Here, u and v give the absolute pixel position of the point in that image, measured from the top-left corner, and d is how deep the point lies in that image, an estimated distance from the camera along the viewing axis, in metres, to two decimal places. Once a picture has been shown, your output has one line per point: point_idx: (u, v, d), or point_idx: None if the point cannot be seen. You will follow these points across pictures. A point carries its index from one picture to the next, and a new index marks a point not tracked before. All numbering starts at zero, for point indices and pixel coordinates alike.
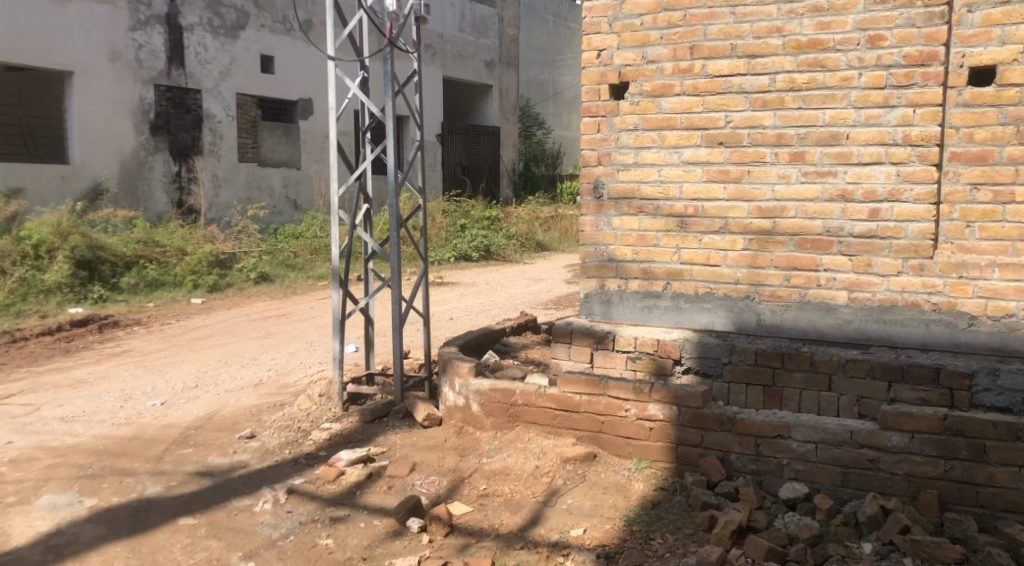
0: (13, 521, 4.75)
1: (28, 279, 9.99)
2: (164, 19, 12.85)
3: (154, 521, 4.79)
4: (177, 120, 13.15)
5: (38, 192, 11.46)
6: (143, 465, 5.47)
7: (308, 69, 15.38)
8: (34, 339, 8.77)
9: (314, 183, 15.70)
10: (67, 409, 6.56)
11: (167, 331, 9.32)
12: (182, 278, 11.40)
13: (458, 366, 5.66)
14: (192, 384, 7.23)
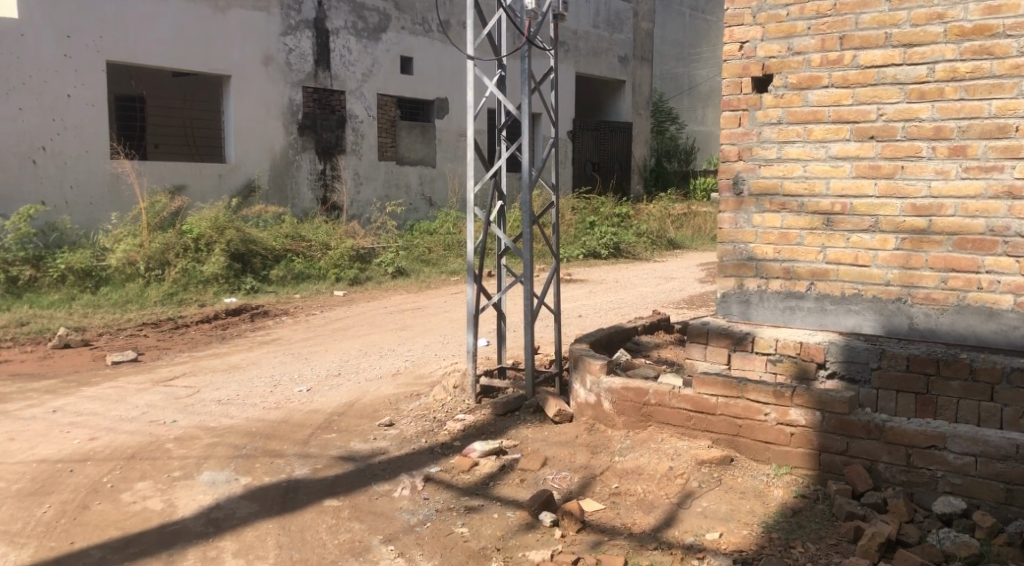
0: (178, 494, 5.07)
1: (189, 269, 10.60)
2: (312, 24, 13.41)
3: (302, 501, 5.02)
4: (323, 120, 13.71)
5: (199, 189, 12.19)
6: (292, 447, 5.73)
7: (446, 68, 15.69)
8: (194, 326, 9.34)
9: (449, 180, 16.02)
10: (222, 392, 6.97)
11: (312, 321, 9.75)
12: (325, 271, 11.88)
13: (590, 364, 5.64)
14: (335, 372, 7.53)
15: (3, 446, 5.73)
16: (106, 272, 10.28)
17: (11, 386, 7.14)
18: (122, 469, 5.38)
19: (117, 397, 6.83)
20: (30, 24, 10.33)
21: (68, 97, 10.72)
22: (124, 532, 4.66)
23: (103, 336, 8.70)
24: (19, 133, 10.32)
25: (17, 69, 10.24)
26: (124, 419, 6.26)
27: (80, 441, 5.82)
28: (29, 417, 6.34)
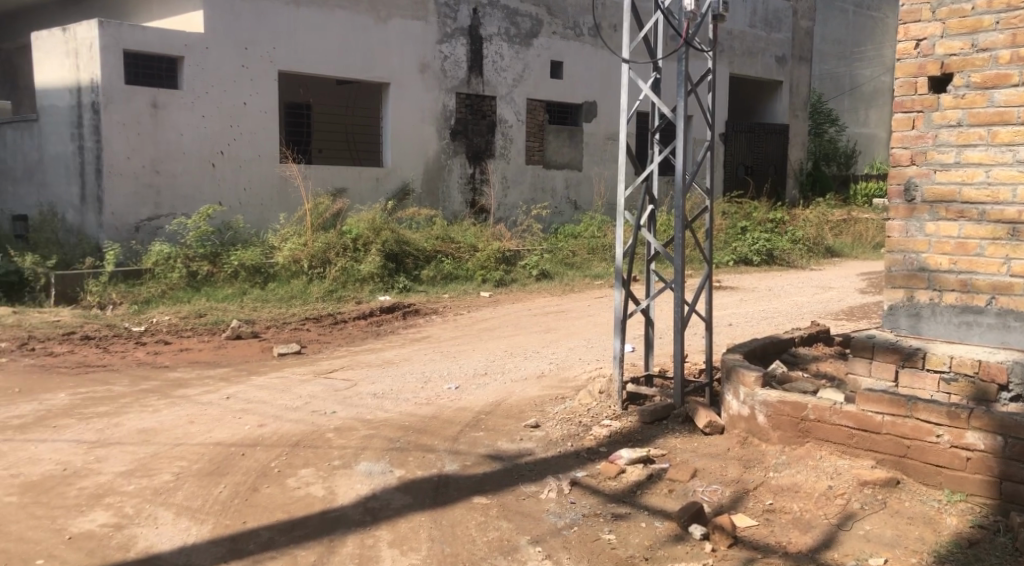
0: (338, 482, 5.29)
1: (348, 268, 11.01)
2: (467, 31, 13.69)
3: (453, 496, 5.12)
4: (474, 126, 13.97)
5: (358, 191, 12.68)
6: (442, 443, 5.86)
7: (596, 72, 15.67)
8: (351, 322, 9.71)
9: (595, 184, 15.98)
10: (377, 386, 7.21)
11: (460, 320, 9.96)
12: (472, 272, 12.09)
13: (743, 376, 5.48)
14: (482, 371, 7.65)
15: (183, 428, 6.14)
16: (274, 268, 10.83)
17: (190, 372, 7.66)
18: (287, 456, 5.65)
19: (282, 387, 7.19)
20: (213, 37, 11.03)
21: (244, 105, 11.40)
22: (290, 515, 4.90)
23: (271, 329, 9.20)
24: (201, 139, 11.05)
25: (201, 79, 10.96)
26: (289, 408, 6.58)
27: (250, 427, 6.16)
28: (206, 402, 6.77)
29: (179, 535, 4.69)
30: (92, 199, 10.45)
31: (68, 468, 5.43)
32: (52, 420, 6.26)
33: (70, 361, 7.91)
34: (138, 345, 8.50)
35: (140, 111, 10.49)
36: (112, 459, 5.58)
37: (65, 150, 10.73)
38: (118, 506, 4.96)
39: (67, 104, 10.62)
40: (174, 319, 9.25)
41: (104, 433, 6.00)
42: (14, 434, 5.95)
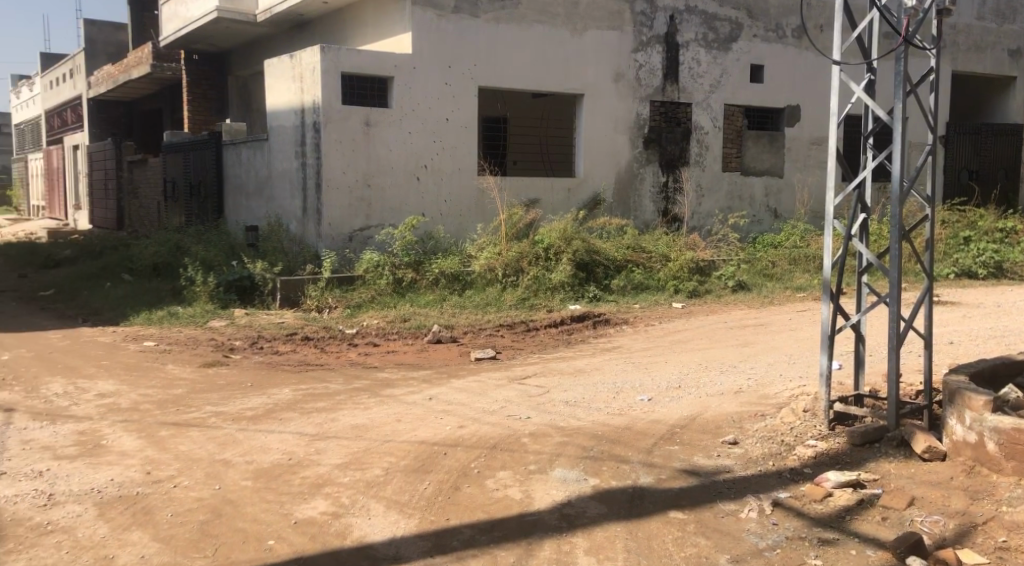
0: (534, 486, 5.35)
1: (539, 276, 11.14)
2: (664, 38, 13.54)
3: (649, 509, 5.06)
4: (668, 133, 13.78)
5: (551, 202, 12.84)
6: (636, 455, 5.80)
7: (799, 76, 15.03)
8: (542, 329, 9.83)
9: (797, 192, 15.32)
10: (570, 394, 7.24)
11: (652, 331, 9.83)
12: (664, 283, 11.90)
13: (971, 399, 5.14)
14: (677, 384, 7.49)
15: (391, 425, 6.44)
16: (472, 276, 11.18)
17: (395, 373, 8.03)
18: (487, 457, 5.79)
19: (479, 391, 7.37)
20: (420, 56, 11.54)
21: (447, 121, 11.84)
22: (489, 516, 5.04)
23: (467, 334, 9.49)
24: (407, 154, 11.58)
25: (409, 97, 11.48)
26: (486, 411, 6.74)
27: (452, 428, 6.37)
28: (411, 402, 7.07)
29: (389, 527, 4.96)
30: (312, 211, 11.22)
31: (292, 458, 5.83)
32: (277, 412, 6.75)
33: (293, 359, 8.50)
34: (351, 347, 9.02)
35: (354, 129, 11.16)
36: (329, 451, 5.94)
37: (289, 167, 11.60)
38: (336, 496, 5.29)
39: (291, 124, 11.46)
40: (381, 322, 9.73)
41: (322, 427, 6.40)
42: (246, 424, 6.47)
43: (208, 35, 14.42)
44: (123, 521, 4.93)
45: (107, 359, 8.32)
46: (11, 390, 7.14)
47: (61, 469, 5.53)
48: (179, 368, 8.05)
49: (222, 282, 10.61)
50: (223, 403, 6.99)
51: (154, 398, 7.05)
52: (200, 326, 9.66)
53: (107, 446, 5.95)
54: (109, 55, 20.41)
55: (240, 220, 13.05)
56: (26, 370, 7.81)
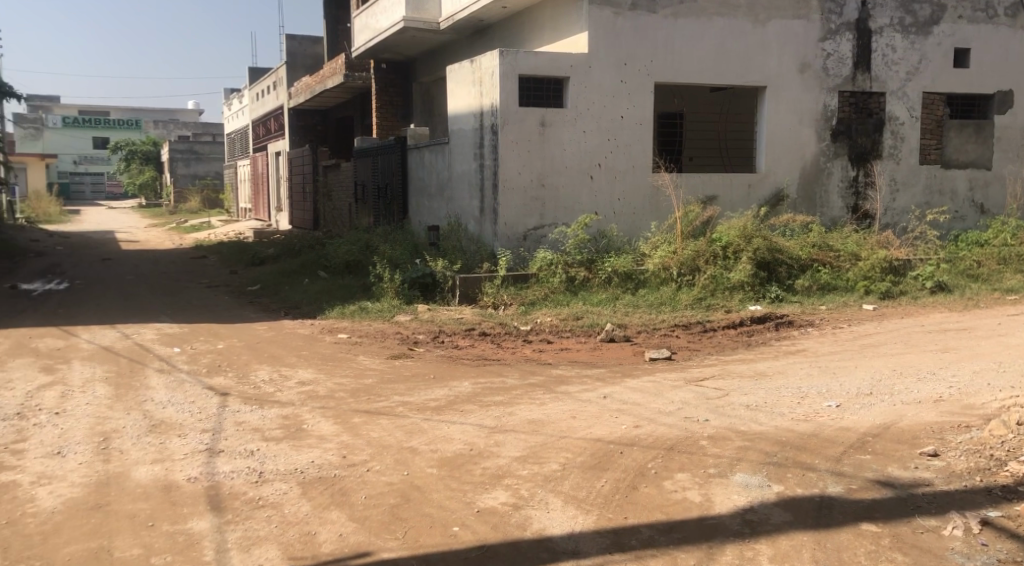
0: (715, 490, 5.24)
1: (717, 275, 10.86)
2: (855, 25, 12.86)
3: (837, 519, 4.86)
4: (859, 125, 13.09)
5: (730, 199, 12.51)
6: (824, 463, 5.55)
7: (1010, 58, 13.85)
8: (720, 330, 9.59)
9: (1007, 184, 14.12)
10: (751, 397, 7.02)
11: (840, 335, 9.36)
12: (854, 283, 11.33)
13: None
14: (868, 390, 7.10)
15: (568, 421, 6.49)
16: (646, 275, 11.07)
17: (571, 371, 8.08)
18: (664, 458, 5.72)
19: (656, 391, 7.29)
20: (596, 55, 11.54)
21: (622, 119, 11.76)
22: (669, 517, 4.99)
23: (642, 333, 9.40)
24: (582, 153, 11.60)
25: (585, 96, 11.51)
26: (663, 412, 6.66)
27: (628, 427, 6.34)
28: (587, 399, 7.09)
29: (568, 521, 5.02)
30: (489, 211, 11.47)
31: (474, 449, 5.99)
32: (459, 405, 6.96)
33: (472, 354, 8.75)
34: (526, 343, 9.17)
35: (530, 130, 11.31)
36: (509, 444, 6.06)
37: (468, 168, 11.92)
38: (516, 488, 5.40)
39: (471, 127, 11.77)
40: (555, 320, 9.80)
41: (500, 421, 6.54)
42: (430, 414, 6.71)
43: (395, 44, 15.07)
44: (323, 501, 5.24)
45: (306, 349, 8.87)
46: (224, 375, 7.77)
47: (268, 449, 5.95)
48: (368, 359, 8.47)
49: (405, 279, 11.06)
50: (409, 393, 7.29)
51: (347, 387, 7.45)
52: (387, 320, 10.12)
53: (307, 430, 6.35)
54: (308, 66, 21.75)
55: (422, 220, 13.55)
56: (237, 357, 8.47)
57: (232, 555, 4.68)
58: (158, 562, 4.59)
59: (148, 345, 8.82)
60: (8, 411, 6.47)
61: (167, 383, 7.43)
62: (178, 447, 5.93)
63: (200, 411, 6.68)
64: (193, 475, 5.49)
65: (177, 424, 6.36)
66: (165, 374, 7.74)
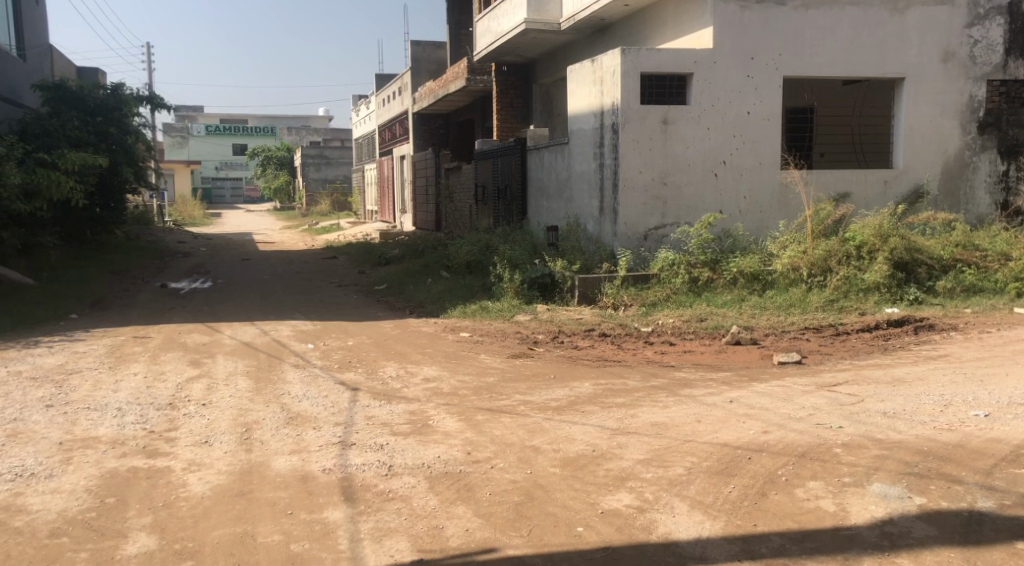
0: (850, 500, 5.08)
1: (851, 276, 10.47)
2: (1006, 9, 12.16)
3: (988, 537, 4.66)
4: (1010, 115, 12.37)
5: (864, 196, 12.03)
6: (971, 475, 5.28)
7: None
8: (855, 334, 9.25)
9: None
10: (889, 404, 6.74)
11: (988, 340, 8.86)
12: (1003, 285, 10.71)
13: None
14: (1019, 400, 6.70)
15: (692, 425, 6.39)
16: (773, 276, 10.79)
17: (695, 374, 7.95)
18: (795, 465, 5.57)
19: (785, 396, 7.10)
20: (721, 50, 11.32)
21: (748, 115, 11.48)
22: (801, 525, 4.88)
23: (770, 336, 9.16)
24: (707, 151, 11.39)
25: (709, 93, 11.30)
26: (792, 418, 6.47)
27: (755, 432, 6.19)
28: (712, 403, 6.97)
29: (695, 526, 4.96)
30: (609, 211, 11.42)
31: (596, 450, 5.99)
32: (580, 405, 6.97)
33: (593, 355, 8.74)
34: (647, 345, 9.09)
35: (652, 128, 11.19)
36: (632, 446, 6.03)
37: (588, 168, 11.90)
38: (640, 490, 5.37)
39: (592, 127, 11.74)
40: (678, 321, 9.66)
41: (623, 422, 6.51)
42: (552, 414, 6.75)
43: (517, 47, 15.21)
44: (449, 496, 5.35)
45: (430, 347, 9.07)
46: (354, 371, 8.04)
47: (397, 443, 6.12)
48: (491, 358, 8.59)
49: (525, 279, 11.14)
50: (531, 393, 7.35)
51: (470, 385, 7.58)
52: (507, 320, 10.23)
53: (433, 426, 6.49)
54: (431, 71, 22.21)
55: (541, 220, 13.60)
56: (366, 354, 8.74)
57: (364, 545, 4.83)
58: (297, 549, 4.79)
59: (284, 341, 9.22)
60: (160, 402, 6.89)
61: (301, 377, 7.75)
62: (313, 439, 6.18)
63: (332, 405, 6.94)
64: (327, 466, 5.71)
65: (312, 417, 6.62)
66: (299, 369, 8.08)
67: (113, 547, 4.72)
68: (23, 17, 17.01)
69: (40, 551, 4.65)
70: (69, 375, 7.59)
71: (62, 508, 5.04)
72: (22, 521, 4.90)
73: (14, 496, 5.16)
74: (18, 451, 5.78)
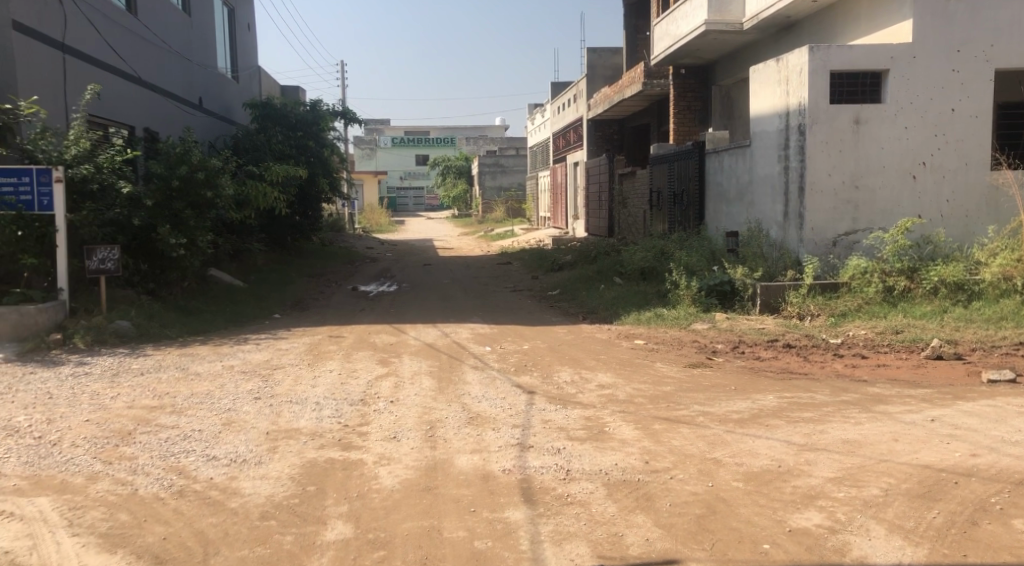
0: None
1: None
2: None
3: None
4: None
5: None
6: None
7: None
8: None
9: None
10: None
11: None
12: None
13: None
14: None
15: (889, 444, 6.00)
16: (980, 286, 9.98)
17: (890, 390, 7.45)
18: (1011, 494, 5.16)
19: (996, 417, 6.53)
20: (923, 44, 10.62)
21: (953, 112, 10.69)
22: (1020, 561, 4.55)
23: (976, 351, 8.48)
24: (904, 151, 10.71)
25: (908, 89, 10.63)
26: (1006, 442, 5.94)
27: (962, 456, 5.73)
28: (910, 422, 6.51)
29: (894, 553, 4.70)
30: (795, 216, 10.96)
31: (783, 465, 5.73)
32: (764, 418, 6.70)
33: (776, 366, 8.40)
34: (837, 357, 8.64)
35: (843, 129, 10.65)
36: (821, 464, 5.72)
37: (772, 171, 11.46)
38: (832, 510, 5.10)
39: (776, 129, 11.30)
40: (870, 333, 9.16)
41: (812, 438, 6.20)
42: (734, 427, 6.52)
43: (696, 48, 14.89)
44: (629, 504, 5.28)
45: (604, 354, 9.01)
46: (531, 375, 8.11)
47: (575, 448, 6.10)
48: (668, 367, 8.42)
49: (704, 287, 10.87)
50: (710, 403, 7.14)
51: (647, 393, 7.46)
52: (684, 328, 10.03)
53: (610, 433, 6.43)
54: (607, 77, 22.17)
55: (720, 226, 13.21)
56: (541, 358, 8.80)
57: (546, 547, 4.85)
58: (480, 546, 4.86)
59: (464, 344, 9.44)
60: (352, 397, 7.22)
61: (480, 379, 7.89)
62: (493, 440, 6.26)
63: (510, 407, 7.02)
64: (507, 467, 5.78)
65: (491, 418, 6.72)
66: (479, 371, 8.24)
67: (315, 532, 4.96)
68: (237, 42, 18.44)
69: (253, 531, 4.96)
70: (273, 370, 8.10)
71: (271, 493, 5.36)
72: (237, 502, 5.24)
73: (229, 479, 5.54)
74: (232, 438, 6.21)
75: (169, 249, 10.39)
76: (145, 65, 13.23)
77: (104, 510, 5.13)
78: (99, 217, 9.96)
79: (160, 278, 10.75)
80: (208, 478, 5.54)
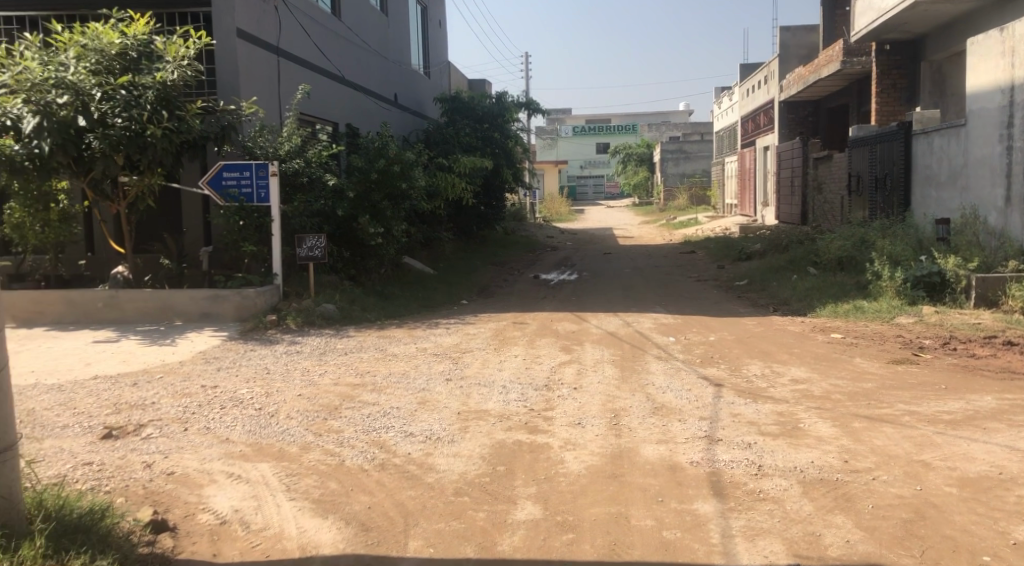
0: None
1: None
2: None
3: None
4: None
5: None
6: None
7: None
8: None
9: None
10: None
11: None
12: None
13: None
14: None
15: None
16: None
17: None
18: None
19: None
20: None
21: None
22: None
23: None
24: None
25: None
26: None
27: None
28: None
29: None
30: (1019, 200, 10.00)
31: (1004, 472, 5.23)
32: (980, 421, 6.14)
33: (994, 365, 7.68)
34: None
35: None
36: None
37: (991, 153, 10.50)
38: None
39: (997, 105, 10.34)
40: None
41: None
42: (945, 428, 6.01)
43: (904, 21, 13.90)
44: (827, 503, 4.98)
45: (797, 347, 8.59)
46: (718, 366, 7.85)
47: (766, 443, 5.84)
48: (868, 362, 7.91)
49: (910, 278, 10.13)
50: (917, 402, 6.63)
51: (845, 389, 7.03)
52: (887, 322, 9.40)
53: (805, 429, 6.10)
54: (801, 56, 21.16)
55: (928, 212, 12.29)
56: (729, 350, 8.51)
57: (738, 542, 4.65)
58: (670, 536, 4.74)
59: (648, 333, 9.28)
60: (537, 382, 7.26)
61: (665, 369, 7.74)
62: (680, 431, 6.10)
63: (697, 399, 6.82)
64: (696, 459, 5.60)
65: (677, 409, 6.55)
66: (663, 361, 8.07)
67: (506, 511, 5.01)
68: (429, 38, 19.04)
69: (448, 506, 5.07)
70: (462, 354, 8.28)
71: (464, 471, 5.47)
72: (433, 478, 5.39)
73: (425, 455, 5.70)
74: (427, 416, 6.39)
75: (368, 238, 10.87)
76: (348, 63, 13.90)
77: (316, 478, 5.41)
78: (308, 208, 10.55)
79: (360, 265, 11.27)
80: (406, 453, 5.72)
